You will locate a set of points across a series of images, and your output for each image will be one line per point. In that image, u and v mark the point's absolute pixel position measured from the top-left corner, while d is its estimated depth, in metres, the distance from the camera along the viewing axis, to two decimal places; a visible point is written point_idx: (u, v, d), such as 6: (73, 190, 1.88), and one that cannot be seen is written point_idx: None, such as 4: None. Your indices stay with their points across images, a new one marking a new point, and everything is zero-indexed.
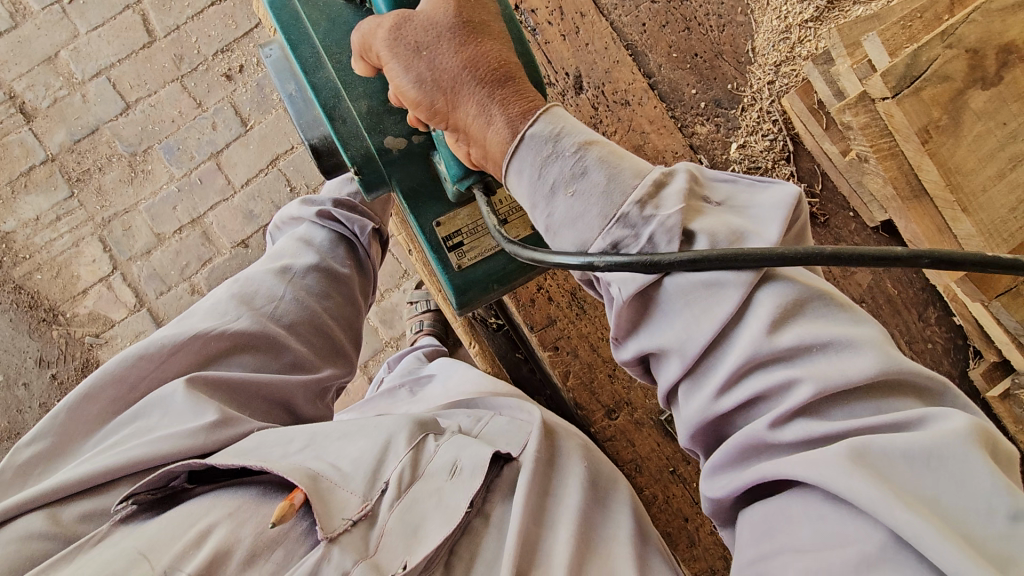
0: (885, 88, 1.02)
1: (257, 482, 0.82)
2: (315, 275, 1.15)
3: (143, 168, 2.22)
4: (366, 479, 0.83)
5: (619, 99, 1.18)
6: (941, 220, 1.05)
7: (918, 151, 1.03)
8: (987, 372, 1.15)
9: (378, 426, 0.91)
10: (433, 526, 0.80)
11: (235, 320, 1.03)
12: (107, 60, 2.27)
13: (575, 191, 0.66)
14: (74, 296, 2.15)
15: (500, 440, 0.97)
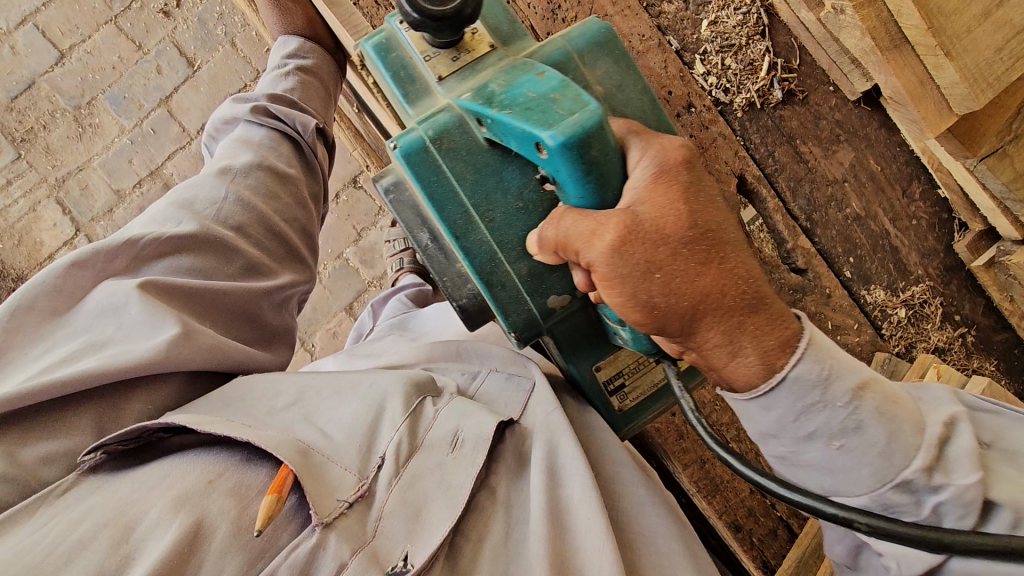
0: None
1: (239, 450, 0.79)
2: (259, 172, 1.08)
3: (91, 122, 2.09)
4: (361, 453, 0.81)
5: None
6: (923, 70, 1.01)
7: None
8: (972, 244, 1.12)
9: (371, 387, 0.89)
10: (435, 511, 0.79)
11: (176, 225, 0.96)
12: (31, 5, 2.09)
13: (841, 443, 0.69)
14: (41, 263, 2.07)
15: (499, 403, 0.97)
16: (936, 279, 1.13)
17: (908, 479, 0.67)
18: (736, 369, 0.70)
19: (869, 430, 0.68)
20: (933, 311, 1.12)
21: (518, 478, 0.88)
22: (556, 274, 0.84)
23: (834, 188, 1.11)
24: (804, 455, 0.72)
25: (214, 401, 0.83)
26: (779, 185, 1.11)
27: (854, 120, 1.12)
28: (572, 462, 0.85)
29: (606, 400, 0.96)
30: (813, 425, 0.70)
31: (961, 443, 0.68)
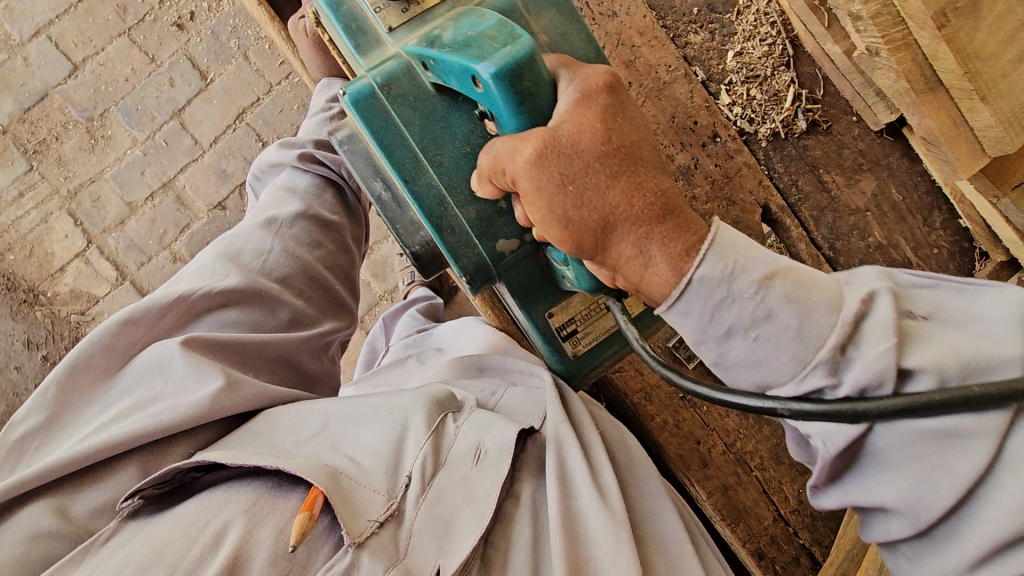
0: None
1: (267, 479, 0.78)
2: (303, 223, 1.12)
3: (103, 134, 2.09)
4: (388, 474, 0.80)
5: (606, 11, 1.09)
6: (957, 112, 1.04)
7: (935, 37, 0.97)
8: (993, 273, 1.13)
9: (394, 408, 0.88)
10: (464, 524, 0.77)
11: (222, 279, 0.99)
12: (44, 17, 2.09)
13: (757, 335, 0.64)
14: (53, 274, 2.07)
15: (520, 414, 0.97)
16: None
17: (829, 358, 0.61)
18: (656, 275, 0.67)
19: (789, 314, 0.62)
20: None
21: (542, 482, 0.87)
22: (504, 218, 0.84)
23: (856, 217, 1.12)
24: (742, 372, 0.67)
25: (244, 437, 0.83)
26: (802, 215, 1.12)
27: (876, 150, 1.13)
28: (583, 474, 0.84)
29: (559, 345, 0.94)
30: (726, 316, 0.65)
31: (879, 315, 0.61)
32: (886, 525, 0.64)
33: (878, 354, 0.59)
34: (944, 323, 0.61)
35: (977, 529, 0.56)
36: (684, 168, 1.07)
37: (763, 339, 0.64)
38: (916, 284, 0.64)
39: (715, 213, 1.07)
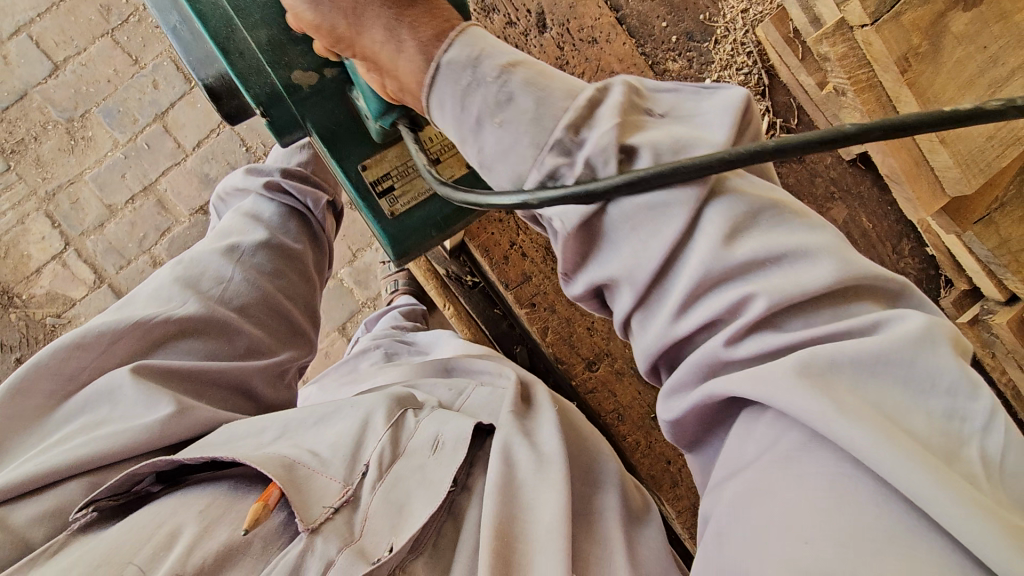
0: (862, 13, 0.95)
1: (225, 483, 0.79)
2: (264, 252, 1.14)
3: (83, 135, 2.06)
4: (345, 462, 0.81)
5: (586, 37, 1.09)
6: (918, 152, 1.03)
7: (896, 81, 0.97)
8: (957, 300, 1.18)
9: (356, 404, 0.90)
10: (418, 505, 0.78)
11: (180, 305, 1.01)
12: (25, 16, 2.05)
13: (502, 121, 0.63)
14: (29, 276, 2.06)
15: (483, 412, 0.96)
16: None
17: (563, 138, 0.60)
18: (400, 66, 0.69)
19: (528, 98, 0.62)
20: None
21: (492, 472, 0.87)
22: (298, 47, 0.83)
23: None
24: (498, 170, 0.65)
25: (206, 444, 0.85)
26: None
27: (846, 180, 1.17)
28: (523, 448, 0.85)
29: (372, 202, 0.93)
30: (478, 100, 0.63)
31: (612, 99, 0.61)
32: (618, 304, 0.63)
33: (602, 134, 0.59)
34: (677, 119, 0.62)
35: (682, 279, 0.57)
36: None
37: (504, 123, 0.62)
38: (664, 88, 0.65)
39: None
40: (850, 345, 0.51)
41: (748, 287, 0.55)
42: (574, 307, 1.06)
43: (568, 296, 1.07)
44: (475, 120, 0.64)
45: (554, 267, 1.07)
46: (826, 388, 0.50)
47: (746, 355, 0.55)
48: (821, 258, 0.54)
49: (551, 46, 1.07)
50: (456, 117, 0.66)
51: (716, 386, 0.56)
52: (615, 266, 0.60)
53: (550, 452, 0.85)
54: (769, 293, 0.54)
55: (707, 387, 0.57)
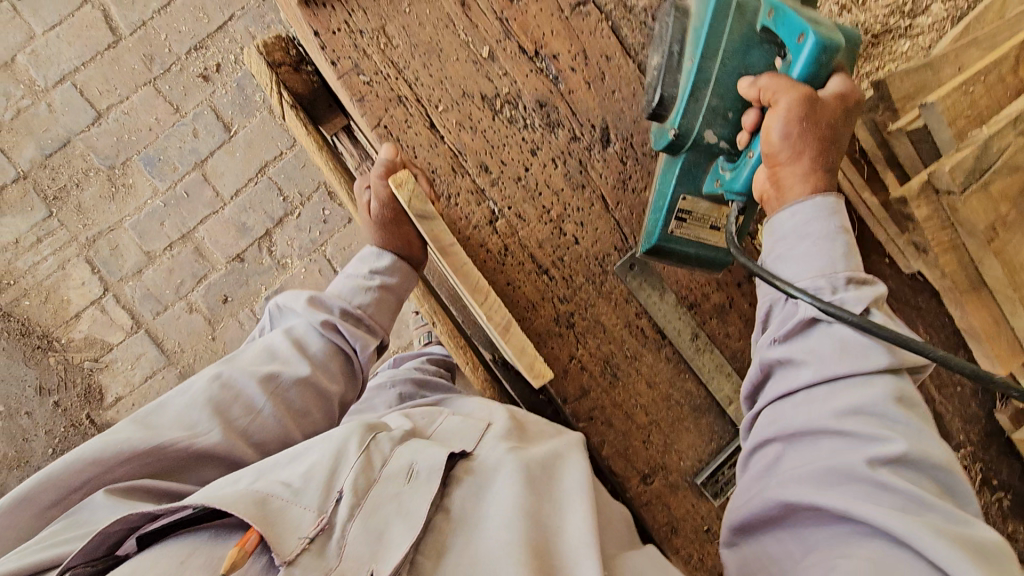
0: (952, 181, 0.90)
1: (202, 521, 0.68)
2: (301, 391, 0.91)
3: (124, 183, 2.09)
4: (320, 490, 0.72)
5: (650, 151, 1.07)
6: (999, 311, 1.00)
7: (983, 246, 0.95)
8: (1013, 415, 1.17)
9: (326, 437, 0.80)
10: (396, 533, 0.69)
11: (203, 434, 0.81)
12: (70, 64, 2.05)
13: (781, 233, 0.77)
14: (67, 320, 2.08)
15: (455, 440, 0.89)
16: (975, 445, 1.19)
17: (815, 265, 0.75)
18: (791, 193, 0.78)
19: (799, 238, 0.76)
20: (973, 476, 1.19)
21: (472, 494, 0.78)
22: None
23: None
24: (795, 271, 0.75)
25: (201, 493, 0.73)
26: None
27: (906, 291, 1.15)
28: (536, 481, 0.79)
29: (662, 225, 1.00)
30: (792, 225, 0.76)
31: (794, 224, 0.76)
32: (782, 376, 0.73)
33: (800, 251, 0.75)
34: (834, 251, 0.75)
35: (839, 398, 0.67)
36: (720, 307, 1.10)
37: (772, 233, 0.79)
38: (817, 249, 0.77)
39: (748, 352, 1.11)
40: (937, 507, 0.60)
41: (889, 433, 0.63)
42: (631, 420, 1.06)
43: (625, 409, 1.07)
44: (816, 286, 0.72)
45: (612, 381, 1.06)
46: (924, 522, 0.58)
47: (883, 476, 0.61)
48: (899, 375, 0.68)
49: (614, 161, 1.06)
50: (799, 235, 0.76)
51: (849, 504, 0.61)
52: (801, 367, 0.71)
53: (572, 489, 0.80)
54: (904, 443, 0.62)
55: (821, 472, 0.65)
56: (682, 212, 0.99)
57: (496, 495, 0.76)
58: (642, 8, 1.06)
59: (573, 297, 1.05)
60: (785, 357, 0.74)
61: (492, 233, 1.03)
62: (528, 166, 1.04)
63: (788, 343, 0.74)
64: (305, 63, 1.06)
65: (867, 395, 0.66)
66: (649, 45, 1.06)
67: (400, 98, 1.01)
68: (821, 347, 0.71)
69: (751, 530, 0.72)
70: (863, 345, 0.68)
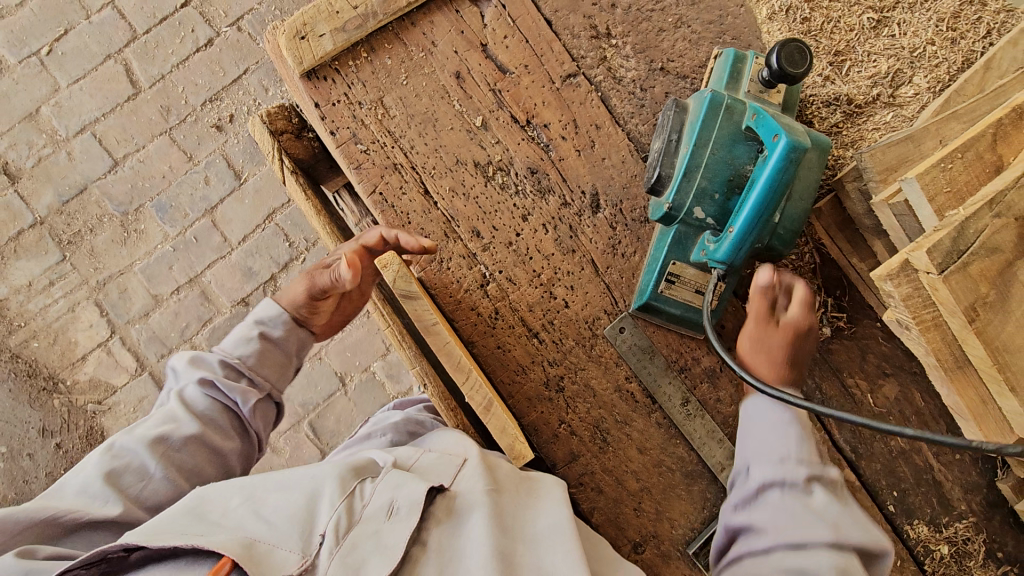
0: (930, 262, 0.75)
1: (188, 555, 0.77)
2: (193, 448, 0.98)
3: (136, 228, 2.15)
4: (302, 530, 0.80)
5: (640, 217, 1.08)
6: (985, 391, 0.80)
7: (963, 327, 0.76)
8: (1016, 485, 1.14)
9: (310, 477, 0.87)
10: (373, 570, 0.77)
11: (100, 505, 0.88)
12: (90, 114, 2.14)
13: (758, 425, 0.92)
14: (74, 362, 2.11)
15: (432, 474, 0.92)
16: (977, 515, 1.16)
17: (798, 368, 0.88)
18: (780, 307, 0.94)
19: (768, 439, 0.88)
20: (977, 548, 1.15)
21: (449, 528, 0.84)
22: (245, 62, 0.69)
23: (879, 421, 1.14)
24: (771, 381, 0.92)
25: (170, 518, 0.82)
26: (826, 418, 1.13)
27: (899, 356, 1.14)
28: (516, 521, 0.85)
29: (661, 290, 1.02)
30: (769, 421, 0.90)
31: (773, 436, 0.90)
32: (744, 517, 0.85)
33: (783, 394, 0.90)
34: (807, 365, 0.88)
35: (788, 534, 0.79)
36: (710, 372, 1.09)
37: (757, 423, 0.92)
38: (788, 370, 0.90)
39: None
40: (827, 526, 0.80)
41: (828, 552, 0.76)
42: (622, 487, 1.05)
43: (615, 475, 1.06)
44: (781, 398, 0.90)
45: (602, 446, 1.06)
46: None
47: (811, 560, 0.76)
48: (849, 551, 0.77)
49: (604, 226, 1.08)
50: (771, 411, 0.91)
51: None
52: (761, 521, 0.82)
53: (539, 522, 0.87)
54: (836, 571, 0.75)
55: (770, 539, 0.79)
56: (671, 275, 1.01)
57: (475, 533, 0.82)
58: (631, 80, 1.09)
59: (562, 361, 1.06)
60: (749, 501, 0.86)
61: (483, 296, 1.05)
62: (519, 231, 1.06)
63: (746, 504, 0.86)
64: (307, 130, 1.10)
65: (819, 543, 0.77)
66: (639, 114, 1.09)
67: (394, 165, 1.04)
68: (774, 497, 0.84)
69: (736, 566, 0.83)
70: (821, 507, 0.82)
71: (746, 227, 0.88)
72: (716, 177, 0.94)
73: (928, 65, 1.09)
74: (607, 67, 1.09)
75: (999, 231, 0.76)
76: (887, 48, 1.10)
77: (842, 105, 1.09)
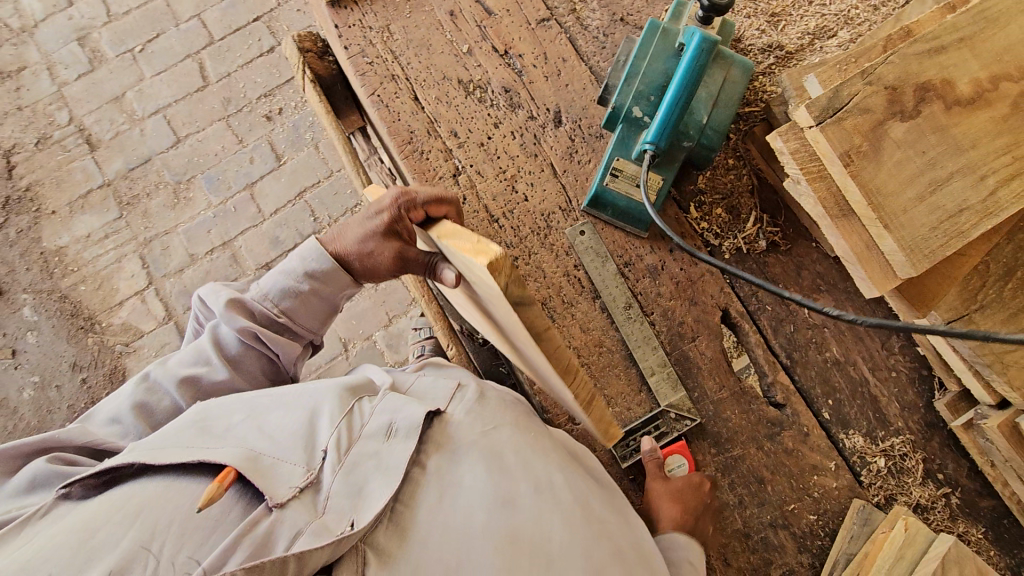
0: (809, 117, 0.92)
1: (190, 466, 0.81)
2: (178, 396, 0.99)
3: (185, 196, 2.44)
4: (303, 448, 0.86)
5: (595, 133, 1.26)
6: (867, 237, 0.92)
7: (840, 173, 0.90)
8: (951, 403, 1.16)
9: (307, 395, 0.93)
10: (375, 487, 0.83)
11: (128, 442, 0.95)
12: (165, 100, 2.52)
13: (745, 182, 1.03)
14: (111, 307, 2.32)
15: (427, 397, 0.99)
16: (915, 433, 1.17)
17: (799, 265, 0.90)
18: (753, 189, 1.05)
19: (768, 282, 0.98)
20: (915, 466, 1.16)
21: (446, 456, 0.90)
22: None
23: (814, 331, 1.21)
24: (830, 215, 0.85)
25: (173, 432, 0.85)
26: (761, 323, 1.21)
27: (834, 274, 1.22)
28: (517, 458, 0.90)
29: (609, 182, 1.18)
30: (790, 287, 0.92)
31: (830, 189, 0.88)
32: None
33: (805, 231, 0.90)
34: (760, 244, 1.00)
35: None
36: (652, 268, 1.21)
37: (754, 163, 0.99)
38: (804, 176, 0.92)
39: (678, 310, 1.20)
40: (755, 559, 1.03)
41: None
42: (562, 358, 1.16)
43: (558, 349, 1.17)
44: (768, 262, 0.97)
45: (548, 321, 1.18)
46: None
47: None
48: None
49: (564, 138, 1.26)
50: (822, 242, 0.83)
51: None
52: None
53: (538, 453, 0.92)
54: None
55: None
56: (615, 170, 1.17)
57: (474, 468, 0.88)
58: (595, 27, 1.32)
59: (518, 244, 1.21)
60: None
61: (454, 184, 1.23)
62: (490, 135, 1.25)
63: None
64: (327, 55, 1.37)
65: None
66: (600, 53, 1.31)
67: (392, 75, 1.27)
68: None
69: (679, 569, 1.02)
70: None
71: (669, 110, 1.06)
72: (653, 83, 1.13)
73: (852, 24, 1.27)
74: (576, 16, 1.32)
75: (870, 96, 0.91)
76: (817, 12, 1.29)
77: (775, 52, 1.27)
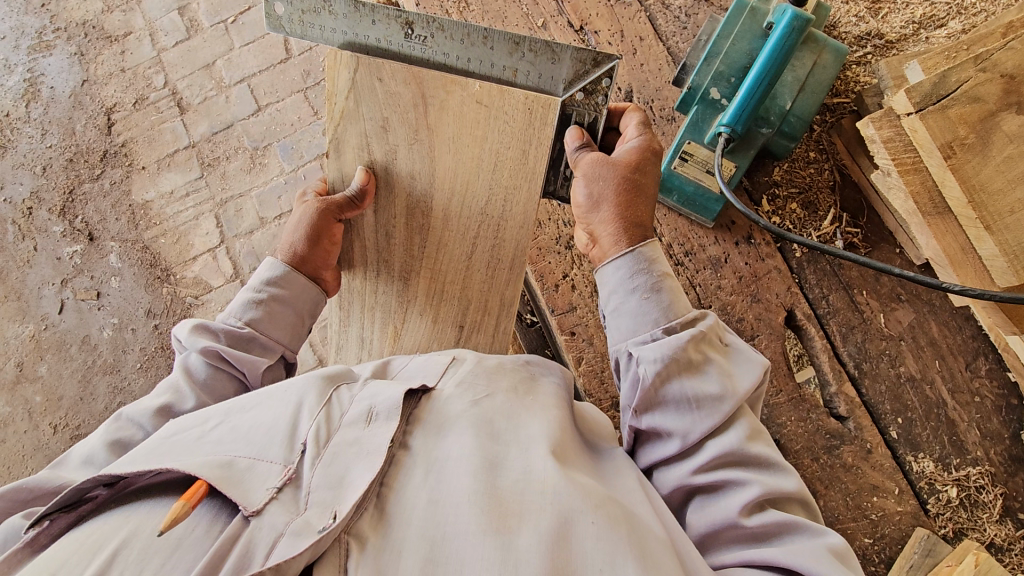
0: (908, 104, 0.88)
1: (155, 491, 0.64)
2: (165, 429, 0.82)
3: (261, 161, 2.33)
4: (283, 443, 0.70)
5: (667, 116, 1.22)
6: (965, 239, 0.89)
7: (940, 167, 0.86)
8: None
9: (285, 392, 0.77)
10: (354, 477, 0.66)
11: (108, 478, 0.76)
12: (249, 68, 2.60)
13: None
14: (185, 260, 2.28)
15: (415, 376, 0.86)
16: (996, 466, 1.05)
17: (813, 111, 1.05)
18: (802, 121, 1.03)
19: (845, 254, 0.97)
20: (992, 501, 1.04)
21: (430, 439, 0.74)
22: None
23: (889, 343, 1.11)
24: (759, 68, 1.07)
25: (145, 447, 0.70)
26: (830, 328, 1.12)
27: (917, 284, 1.12)
28: (502, 426, 0.75)
29: (682, 165, 1.13)
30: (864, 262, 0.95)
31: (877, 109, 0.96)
32: (714, 510, 0.73)
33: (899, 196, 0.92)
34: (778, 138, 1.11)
35: (727, 507, 0.72)
36: (714, 260, 1.16)
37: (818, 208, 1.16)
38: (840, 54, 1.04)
39: (738, 306, 1.14)
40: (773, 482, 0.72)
41: (732, 501, 0.72)
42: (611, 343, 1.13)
43: None
44: None
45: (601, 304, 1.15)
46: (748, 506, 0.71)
47: (756, 524, 0.69)
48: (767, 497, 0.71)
49: None
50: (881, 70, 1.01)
51: (730, 503, 0.72)
52: (723, 508, 0.72)
53: (536, 410, 0.80)
54: (757, 481, 0.71)
55: (725, 512, 0.71)
56: (685, 153, 1.12)
57: (450, 447, 0.71)
58: (677, 6, 1.26)
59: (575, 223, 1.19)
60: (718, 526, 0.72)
61: None
62: None
63: (718, 502, 0.73)
64: None
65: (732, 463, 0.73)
66: (680, 34, 1.26)
67: None
68: (704, 478, 0.74)
69: (711, 503, 0.74)
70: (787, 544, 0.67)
71: (750, 91, 1.00)
72: (735, 64, 1.07)
73: (965, 14, 1.15)
74: None
75: (982, 83, 0.86)
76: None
77: (873, 40, 1.18)
